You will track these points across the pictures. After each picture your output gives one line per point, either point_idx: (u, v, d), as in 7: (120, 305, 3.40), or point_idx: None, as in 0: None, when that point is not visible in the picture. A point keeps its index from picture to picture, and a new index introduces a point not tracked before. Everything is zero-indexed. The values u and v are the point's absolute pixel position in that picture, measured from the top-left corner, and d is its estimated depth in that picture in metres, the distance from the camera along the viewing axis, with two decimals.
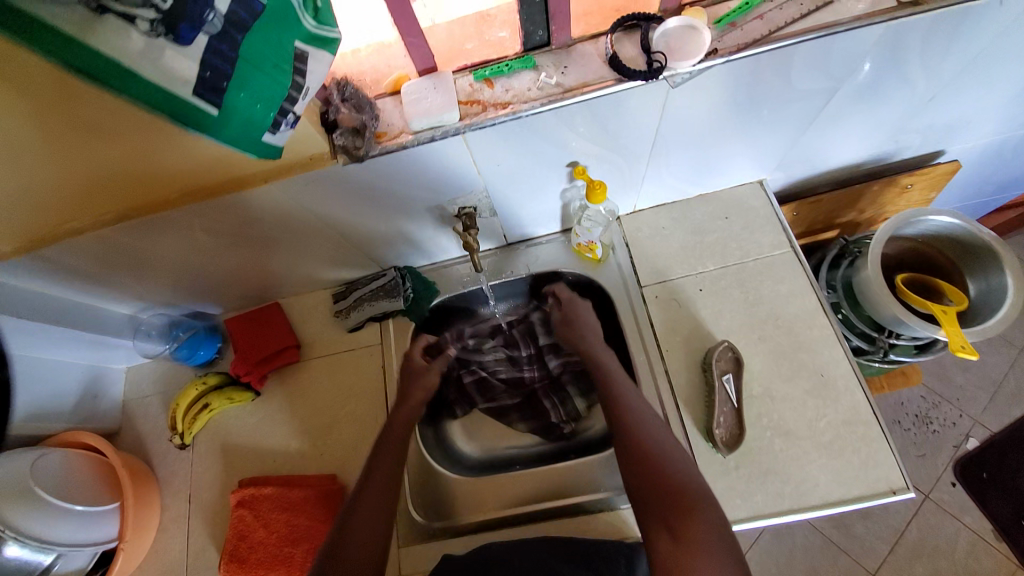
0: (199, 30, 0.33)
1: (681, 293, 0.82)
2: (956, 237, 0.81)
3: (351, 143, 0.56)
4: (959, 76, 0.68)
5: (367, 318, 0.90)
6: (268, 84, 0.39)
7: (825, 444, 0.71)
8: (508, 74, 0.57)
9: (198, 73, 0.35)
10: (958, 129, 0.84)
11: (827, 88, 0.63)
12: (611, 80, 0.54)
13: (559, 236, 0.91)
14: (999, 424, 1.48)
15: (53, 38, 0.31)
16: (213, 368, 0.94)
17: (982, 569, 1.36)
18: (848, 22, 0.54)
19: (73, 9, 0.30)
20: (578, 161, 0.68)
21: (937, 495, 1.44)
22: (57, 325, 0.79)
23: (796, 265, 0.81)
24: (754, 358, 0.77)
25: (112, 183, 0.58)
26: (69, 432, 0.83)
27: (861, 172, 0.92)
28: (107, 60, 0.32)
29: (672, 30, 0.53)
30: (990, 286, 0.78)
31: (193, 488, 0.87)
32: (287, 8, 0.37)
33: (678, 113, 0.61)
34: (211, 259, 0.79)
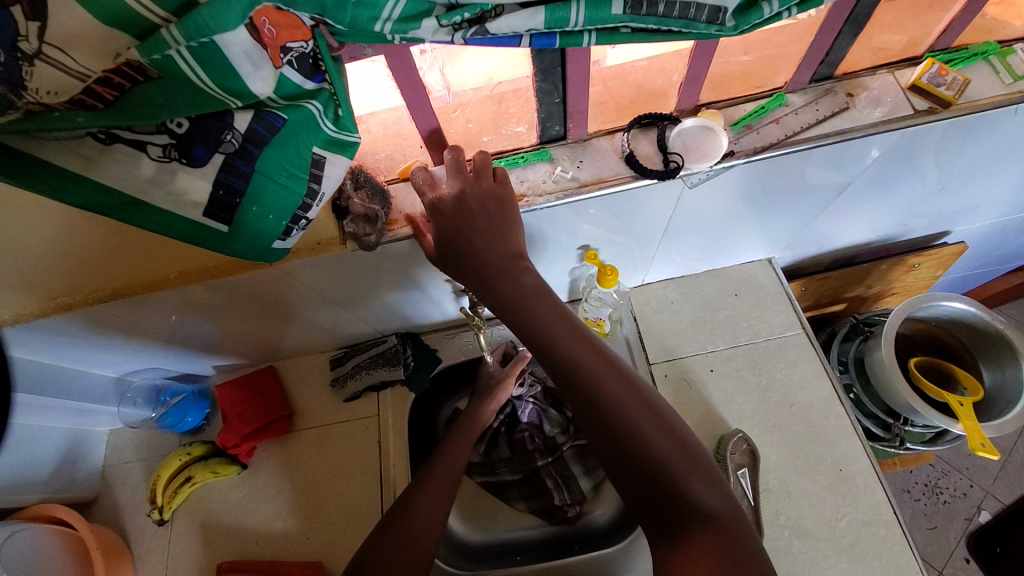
0: (214, 150, 0.34)
1: (692, 373, 0.80)
2: (972, 325, 0.80)
3: (362, 231, 0.55)
4: (967, 171, 0.68)
5: (365, 388, 0.87)
6: (282, 195, 0.38)
7: (847, 546, 0.68)
8: (523, 165, 0.56)
9: (211, 193, 0.35)
10: (962, 214, 0.84)
11: (840, 182, 0.63)
12: (626, 176, 0.54)
13: (566, 306, 0.88)
14: (1010, 496, 1.43)
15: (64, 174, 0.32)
16: (199, 435, 0.89)
17: None
18: (862, 129, 0.54)
19: (86, 141, 0.31)
20: (589, 244, 0.67)
21: (950, 571, 1.38)
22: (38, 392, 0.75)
23: (809, 347, 0.79)
24: (769, 448, 0.74)
25: (110, 267, 0.58)
26: (42, 506, 0.77)
27: (868, 251, 0.91)
28: (115, 193, 0.33)
29: (689, 129, 0.54)
30: (1005, 377, 0.77)
31: (168, 568, 0.80)
32: (308, 119, 0.37)
33: (692, 205, 0.61)
34: (207, 324, 0.76)
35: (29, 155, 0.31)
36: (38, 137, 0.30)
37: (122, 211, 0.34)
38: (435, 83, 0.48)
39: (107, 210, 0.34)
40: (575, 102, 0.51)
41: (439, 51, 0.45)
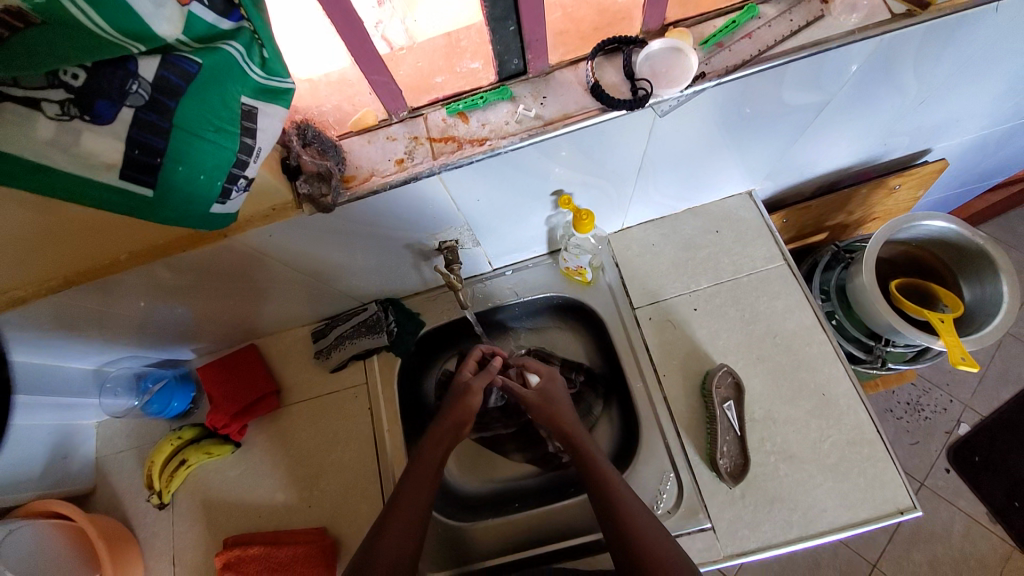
0: (122, 105, 0.29)
1: (676, 314, 0.79)
2: (952, 243, 0.80)
3: (317, 191, 0.52)
4: (949, 80, 0.65)
5: (350, 358, 0.86)
6: (211, 152, 0.34)
7: (832, 466, 0.70)
8: (483, 106, 0.53)
9: (126, 152, 0.31)
10: (944, 129, 0.82)
11: (818, 102, 0.60)
12: (594, 109, 0.51)
13: (547, 259, 0.87)
14: (986, 406, 1.50)
15: None
16: (188, 419, 0.88)
17: (976, 551, 1.38)
18: (840, 37, 0.51)
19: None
20: (563, 190, 0.65)
21: (930, 481, 1.46)
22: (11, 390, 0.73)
23: (792, 278, 0.79)
24: (754, 379, 0.75)
25: (54, 253, 0.53)
26: (38, 502, 0.77)
27: (849, 176, 0.90)
28: (11, 158, 0.28)
29: (656, 53, 0.50)
30: (985, 291, 0.77)
31: (176, 549, 0.81)
32: (229, 64, 0.33)
33: (666, 136, 0.58)
34: (176, 307, 0.73)
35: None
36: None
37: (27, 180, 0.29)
38: (396, 36, 0.45)
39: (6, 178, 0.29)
40: (531, 30, 0.47)
41: (397, 1, 0.43)
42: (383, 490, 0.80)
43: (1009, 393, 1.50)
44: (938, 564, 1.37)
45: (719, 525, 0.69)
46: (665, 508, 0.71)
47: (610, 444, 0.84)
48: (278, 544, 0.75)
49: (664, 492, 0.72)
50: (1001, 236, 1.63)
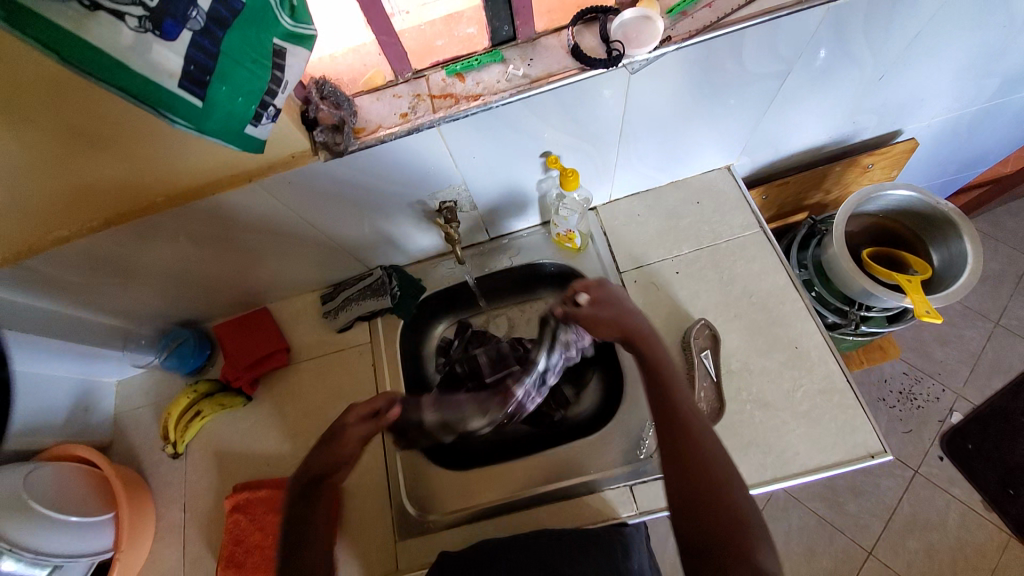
0: (184, 26, 0.37)
1: (659, 276, 0.85)
2: (919, 211, 0.85)
3: (332, 139, 0.59)
4: (903, 55, 0.72)
5: (356, 319, 0.92)
6: (248, 78, 0.42)
7: (805, 413, 0.74)
8: (478, 68, 0.60)
9: (183, 67, 0.38)
10: (910, 108, 0.88)
11: (779, 70, 0.67)
12: (574, 69, 0.58)
13: (540, 229, 0.94)
14: (979, 395, 1.52)
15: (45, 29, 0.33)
16: (202, 376, 0.94)
17: (972, 539, 1.39)
18: (790, 6, 0.58)
19: (69, 6, 0.32)
20: (551, 151, 0.71)
21: (925, 469, 1.47)
22: (45, 337, 0.79)
23: (767, 244, 0.84)
24: (731, 334, 0.80)
25: (99, 191, 0.61)
26: (61, 446, 0.82)
27: (823, 155, 0.96)
28: (99, 53, 0.35)
29: (628, 20, 0.57)
30: (951, 254, 0.83)
31: (187, 496, 0.86)
32: (266, 8, 0.41)
33: (641, 99, 0.65)
34: (199, 263, 0.80)
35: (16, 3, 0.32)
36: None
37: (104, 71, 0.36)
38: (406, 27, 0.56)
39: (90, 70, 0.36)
40: None
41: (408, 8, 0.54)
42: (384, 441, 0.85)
43: (1001, 382, 1.52)
44: (933, 551, 1.38)
45: None
46: (648, 451, 0.76)
47: (599, 401, 0.89)
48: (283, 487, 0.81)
49: (646, 438, 0.77)
50: (988, 232, 1.68)
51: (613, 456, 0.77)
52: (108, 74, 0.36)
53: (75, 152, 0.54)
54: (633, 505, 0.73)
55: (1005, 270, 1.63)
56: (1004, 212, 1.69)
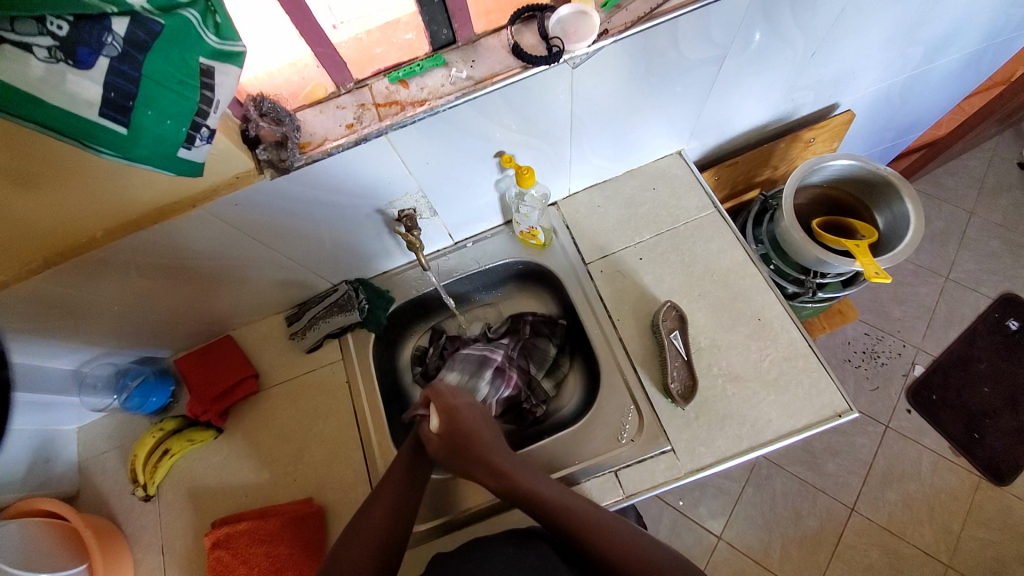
0: (99, 54, 0.35)
1: (624, 264, 0.87)
2: (861, 178, 0.90)
3: (276, 156, 0.58)
4: (829, 32, 0.76)
5: (325, 336, 0.90)
6: (175, 100, 0.41)
7: (773, 381, 0.77)
8: (421, 73, 0.60)
9: (102, 95, 0.37)
10: (842, 82, 0.93)
11: (716, 55, 0.69)
12: (517, 68, 0.58)
13: (503, 228, 0.94)
14: (936, 347, 1.61)
15: None
16: (169, 413, 0.91)
17: (944, 484, 1.47)
18: None
19: None
20: (504, 150, 0.71)
21: (894, 423, 1.55)
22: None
23: (722, 223, 0.87)
24: (698, 313, 0.82)
25: (35, 230, 0.57)
26: (26, 501, 0.77)
27: (768, 132, 1.00)
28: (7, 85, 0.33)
29: (566, 17, 0.58)
30: (894, 216, 0.87)
31: (164, 539, 0.82)
32: (187, 28, 0.38)
33: (587, 92, 0.66)
34: (152, 295, 0.76)
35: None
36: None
37: (12, 108, 0.35)
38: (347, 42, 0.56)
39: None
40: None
41: (349, 23, 0.54)
42: (367, 456, 0.84)
43: (955, 333, 1.62)
44: (910, 499, 1.46)
45: (678, 446, 0.75)
46: (629, 436, 0.77)
47: (577, 394, 0.91)
48: (264, 517, 0.78)
49: (626, 423, 0.78)
50: (930, 192, 1.78)
51: (596, 443, 0.78)
52: (23, 108, 0.35)
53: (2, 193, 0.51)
54: (618, 490, 0.74)
55: (949, 227, 1.73)
56: (943, 172, 1.80)
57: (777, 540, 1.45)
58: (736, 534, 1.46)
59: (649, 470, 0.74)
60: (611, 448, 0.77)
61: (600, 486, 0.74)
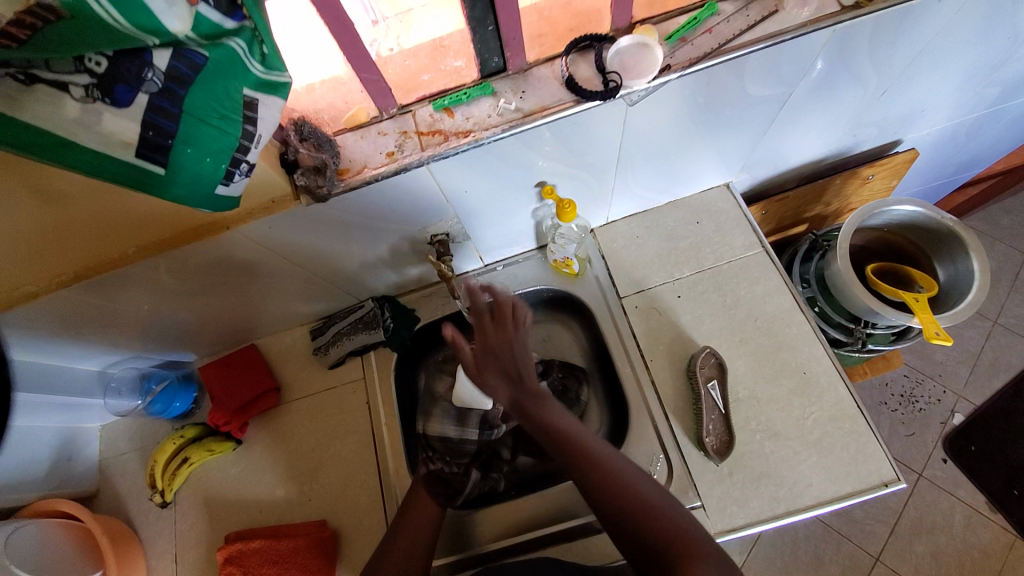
0: (138, 90, 0.33)
1: (660, 301, 0.83)
2: (923, 226, 0.83)
3: (314, 182, 0.55)
4: (906, 70, 0.69)
5: (348, 353, 0.88)
6: (216, 136, 0.38)
7: (815, 441, 0.72)
8: (467, 102, 0.57)
9: (140, 133, 0.35)
10: (910, 119, 0.86)
11: (781, 92, 0.64)
12: (570, 101, 0.55)
13: (536, 253, 0.91)
14: (980, 396, 1.51)
15: None
16: (190, 419, 0.90)
17: (979, 542, 1.38)
18: (794, 30, 0.55)
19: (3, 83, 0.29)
20: (546, 180, 0.68)
21: (929, 472, 1.46)
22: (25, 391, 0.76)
23: (769, 264, 0.82)
24: (737, 360, 0.78)
25: (68, 247, 0.56)
26: (41, 502, 0.77)
27: (823, 167, 0.94)
28: (44, 131, 0.32)
29: (626, 47, 0.55)
30: (957, 271, 0.80)
31: (177, 547, 0.82)
32: (233, 58, 0.36)
33: (640, 126, 0.62)
34: (179, 305, 0.75)
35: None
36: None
37: (54, 151, 0.33)
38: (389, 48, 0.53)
39: (33, 147, 0.33)
40: (509, 30, 0.51)
41: (391, 21, 0.52)
42: (383, 482, 0.82)
43: (1002, 382, 1.51)
44: (941, 555, 1.37)
45: (709, 503, 0.71)
46: None
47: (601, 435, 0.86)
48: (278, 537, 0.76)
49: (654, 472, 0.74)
50: (983, 229, 1.68)
51: None
52: (61, 154, 0.33)
53: (34, 212, 0.50)
54: None
55: (1001, 268, 1.63)
56: (999, 210, 1.69)
57: None
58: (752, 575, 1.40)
59: None
60: None
61: None
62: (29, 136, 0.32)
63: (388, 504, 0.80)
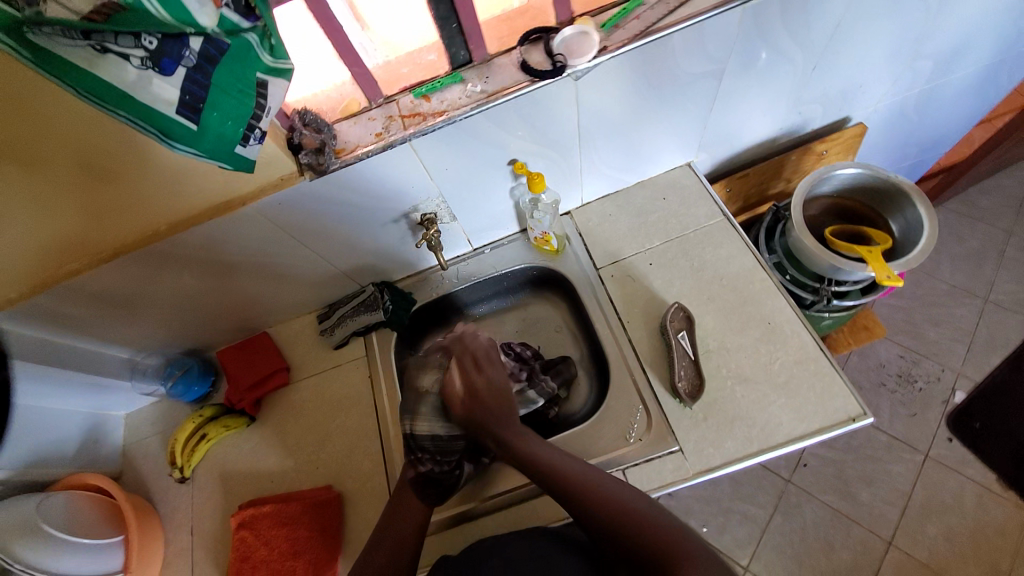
0: (179, 64, 0.44)
1: (635, 269, 0.90)
2: (871, 186, 0.91)
3: (316, 161, 0.66)
4: (829, 44, 0.79)
5: (352, 334, 0.97)
6: (236, 105, 0.49)
7: (782, 384, 0.77)
8: (441, 88, 0.68)
9: (179, 96, 0.46)
10: (851, 96, 0.95)
11: (714, 69, 0.74)
12: (525, 81, 0.66)
13: (519, 236, 1.00)
14: (980, 372, 1.51)
15: (68, 72, 0.41)
16: (208, 401, 0.99)
17: (993, 521, 1.35)
18: (710, 10, 0.65)
19: (84, 49, 0.40)
20: (518, 158, 0.78)
21: (936, 452, 1.45)
22: (41, 365, 0.81)
23: (731, 231, 0.90)
24: (704, 316, 0.84)
25: (107, 224, 0.68)
26: (74, 475, 0.84)
27: (779, 146, 1.03)
28: (110, 86, 0.43)
29: (569, 37, 0.65)
30: (908, 222, 0.88)
31: (195, 518, 0.88)
32: (248, 47, 0.47)
33: (592, 104, 0.72)
34: (200, 290, 0.85)
35: (49, 54, 0.41)
36: (51, 38, 0.40)
37: (118, 104, 0.44)
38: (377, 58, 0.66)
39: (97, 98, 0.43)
40: (468, 25, 0.63)
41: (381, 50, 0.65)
42: (384, 448, 0.88)
43: (1001, 358, 1.52)
44: (955, 536, 1.35)
45: (686, 447, 0.75)
46: (637, 434, 0.78)
47: (589, 397, 0.92)
48: (288, 501, 0.82)
49: (634, 422, 0.79)
50: (964, 210, 1.73)
51: (604, 442, 0.79)
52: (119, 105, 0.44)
53: (85, 185, 0.61)
54: None
55: (986, 247, 1.66)
56: (978, 191, 1.75)
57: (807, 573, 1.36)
58: (761, 565, 1.39)
59: (657, 470, 0.75)
60: (618, 447, 0.78)
61: None
62: (100, 91, 0.43)
63: (387, 478, 0.85)
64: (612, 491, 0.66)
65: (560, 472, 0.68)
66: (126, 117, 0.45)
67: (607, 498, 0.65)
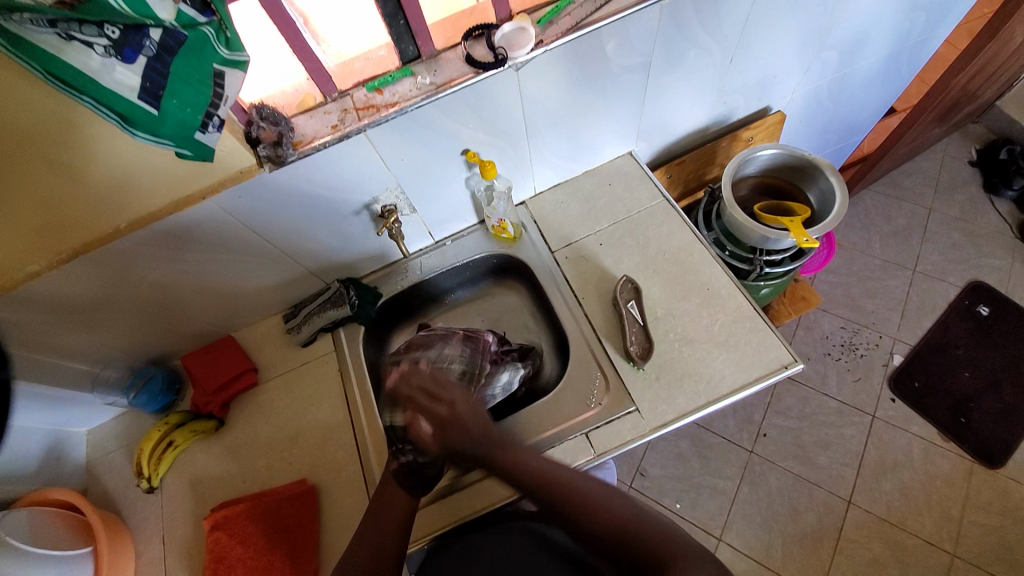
0: (140, 53, 0.47)
1: (586, 249, 0.97)
2: (789, 164, 1.02)
3: (274, 153, 0.70)
4: (742, 38, 0.89)
5: (319, 330, 0.98)
6: (195, 94, 0.52)
7: (724, 341, 0.84)
8: (393, 82, 0.73)
9: (141, 83, 0.49)
10: (768, 86, 1.07)
11: (642, 61, 0.83)
12: (471, 73, 0.72)
13: (478, 227, 1.05)
14: (914, 336, 1.67)
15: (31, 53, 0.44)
16: (173, 410, 0.97)
17: (940, 471, 1.48)
18: (632, 6, 0.73)
19: (50, 35, 0.43)
20: (469, 148, 0.83)
21: (882, 413, 1.57)
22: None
23: (671, 210, 0.98)
24: (651, 287, 0.91)
25: (66, 223, 0.68)
26: (35, 491, 0.81)
27: (709, 135, 1.13)
28: (73, 70, 0.46)
29: (508, 32, 0.72)
30: (822, 192, 0.99)
31: (165, 528, 0.86)
32: (205, 39, 0.50)
33: (534, 95, 0.79)
34: (164, 292, 0.85)
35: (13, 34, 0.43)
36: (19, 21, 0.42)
37: (81, 88, 0.47)
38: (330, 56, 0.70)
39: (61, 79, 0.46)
40: (415, 22, 0.68)
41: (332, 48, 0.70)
42: (356, 437, 0.89)
43: (931, 322, 1.68)
44: (908, 489, 1.46)
45: (641, 406, 0.81)
46: (597, 398, 0.83)
47: (552, 373, 0.97)
48: (261, 498, 0.82)
49: (594, 387, 0.84)
50: (890, 192, 1.91)
51: (567, 408, 0.83)
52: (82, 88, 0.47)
53: (43, 182, 0.62)
54: (589, 449, 0.79)
55: (911, 224, 1.84)
56: (901, 173, 1.94)
57: (777, 538, 1.44)
58: (735, 535, 1.45)
59: (617, 430, 0.80)
60: (580, 412, 0.82)
61: (573, 447, 0.79)
62: (63, 74, 0.45)
63: (361, 467, 0.86)
64: (593, 484, 0.65)
65: (543, 469, 0.67)
66: (90, 100, 0.48)
67: (592, 497, 0.64)
